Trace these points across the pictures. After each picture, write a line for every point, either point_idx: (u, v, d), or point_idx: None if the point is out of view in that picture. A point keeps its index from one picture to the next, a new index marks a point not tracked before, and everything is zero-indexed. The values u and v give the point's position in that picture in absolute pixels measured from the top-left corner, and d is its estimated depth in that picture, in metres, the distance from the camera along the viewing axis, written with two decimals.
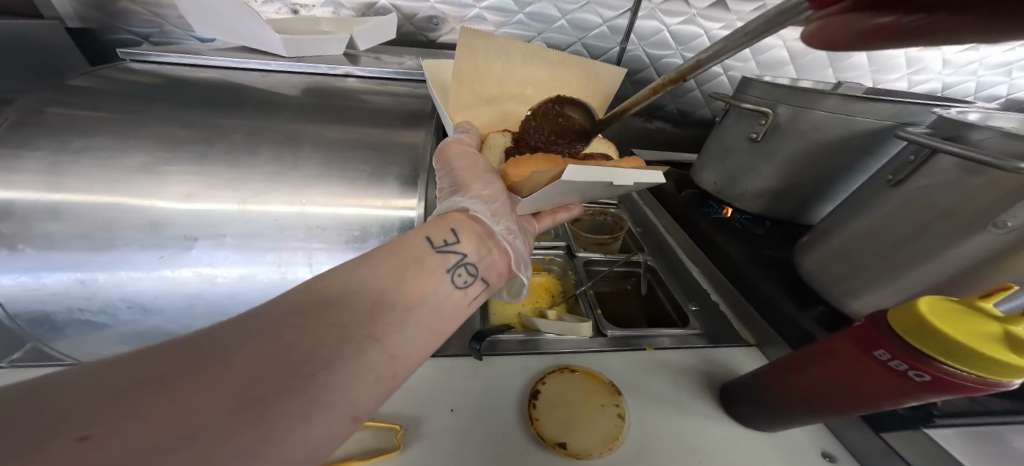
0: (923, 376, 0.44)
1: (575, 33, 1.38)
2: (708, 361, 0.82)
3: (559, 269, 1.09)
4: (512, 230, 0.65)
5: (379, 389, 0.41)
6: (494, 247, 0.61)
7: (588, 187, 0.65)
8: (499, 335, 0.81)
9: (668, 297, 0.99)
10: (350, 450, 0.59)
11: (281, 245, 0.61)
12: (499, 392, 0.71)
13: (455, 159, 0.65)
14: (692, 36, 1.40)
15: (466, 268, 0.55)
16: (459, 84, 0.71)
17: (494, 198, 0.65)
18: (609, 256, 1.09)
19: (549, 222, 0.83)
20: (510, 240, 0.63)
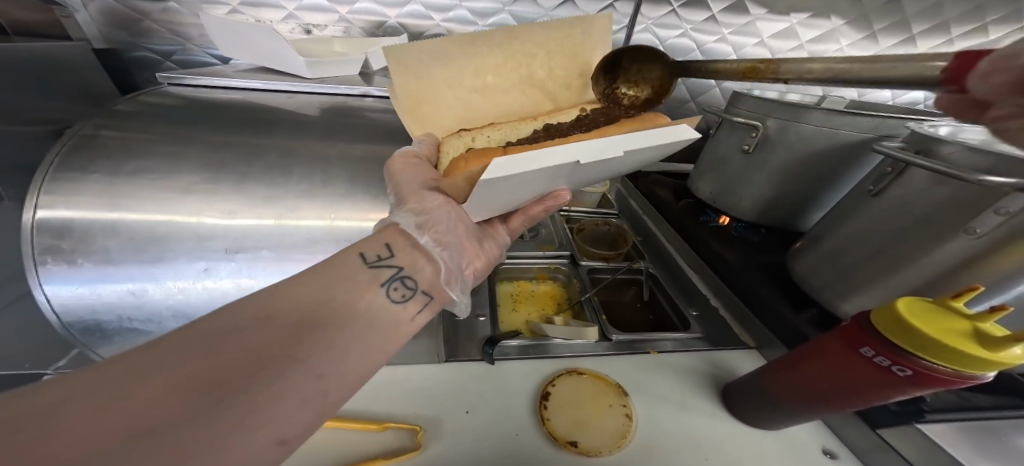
0: (904, 370, 0.49)
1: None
2: (710, 362, 0.86)
3: (564, 277, 1.14)
4: (460, 245, 0.65)
5: (304, 410, 0.41)
6: (437, 261, 0.60)
7: (551, 175, 0.53)
8: (509, 340, 0.85)
9: (669, 302, 1.04)
10: (374, 450, 0.62)
11: (312, 257, 0.66)
12: (513, 395, 0.74)
13: (400, 175, 0.68)
14: (686, 50, 1.47)
15: (403, 283, 0.54)
16: (405, 98, 0.74)
17: (443, 210, 0.64)
18: (611, 263, 1.14)
19: (519, 222, 0.77)
20: (456, 255, 0.63)
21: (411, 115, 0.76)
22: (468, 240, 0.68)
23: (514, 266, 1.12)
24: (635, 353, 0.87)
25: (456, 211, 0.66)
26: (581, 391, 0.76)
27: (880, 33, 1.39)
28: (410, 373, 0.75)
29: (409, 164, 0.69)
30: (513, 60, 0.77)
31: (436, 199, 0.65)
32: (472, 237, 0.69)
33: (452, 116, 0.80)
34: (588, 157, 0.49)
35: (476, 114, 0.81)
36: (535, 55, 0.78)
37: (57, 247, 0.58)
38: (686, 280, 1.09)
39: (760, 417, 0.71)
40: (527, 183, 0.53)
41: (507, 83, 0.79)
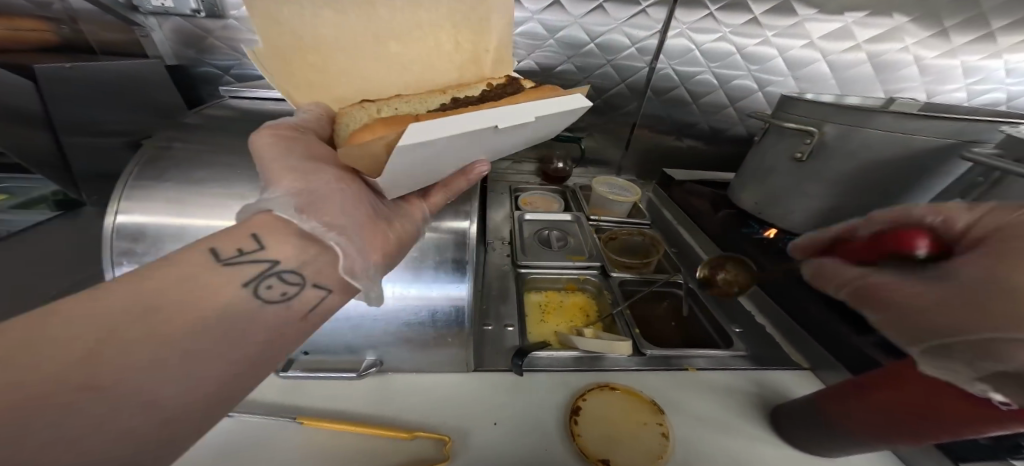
0: (1010, 405, 0.41)
1: (607, 55, 1.42)
2: (756, 382, 0.80)
3: (592, 288, 1.12)
4: (366, 228, 0.58)
5: (134, 453, 0.34)
6: (356, 243, 0.55)
7: (482, 141, 0.56)
8: (538, 351, 0.82)
9: (709, 319, 0.98)
10: (402, 458, 0.61)
11: None
12: (545, 407, 0.73)
13: (264, 152, 0.61)
14: (726, 54, 1.41)
15: (280, 279, 0.48)
16: (277, 58, 0.60)
17: (336, 187, 0.58)
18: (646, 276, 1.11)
19: (438, 200, 0.73)
20: (368, 240, 0.58)
21: (297, 78, 0.64)
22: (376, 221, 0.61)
23: (543, 276, 1.11)
24: (670, 370, 0.82)
25: (346, 187, 0.59)
26: (613, 407, 0.72)
27: (951, 29, 1.28)
28: (439, 381, 0.75)
29: (266, 138, 0.62)
30: (402, 39, 0.67)
31: (325, 177, 0.58)
32: (381, 216, 0.62)
33: (320, 85, 0.67)
34: (504, 122, 0.51)
35: (367, 90, 0.70)
36: (410, 44, 0.69)
37: (131, 250, 0.63)
38: (726, 296, 1.03)
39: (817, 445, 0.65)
40: (425, 159, 0.53)
41: (413, 51, 0.70)
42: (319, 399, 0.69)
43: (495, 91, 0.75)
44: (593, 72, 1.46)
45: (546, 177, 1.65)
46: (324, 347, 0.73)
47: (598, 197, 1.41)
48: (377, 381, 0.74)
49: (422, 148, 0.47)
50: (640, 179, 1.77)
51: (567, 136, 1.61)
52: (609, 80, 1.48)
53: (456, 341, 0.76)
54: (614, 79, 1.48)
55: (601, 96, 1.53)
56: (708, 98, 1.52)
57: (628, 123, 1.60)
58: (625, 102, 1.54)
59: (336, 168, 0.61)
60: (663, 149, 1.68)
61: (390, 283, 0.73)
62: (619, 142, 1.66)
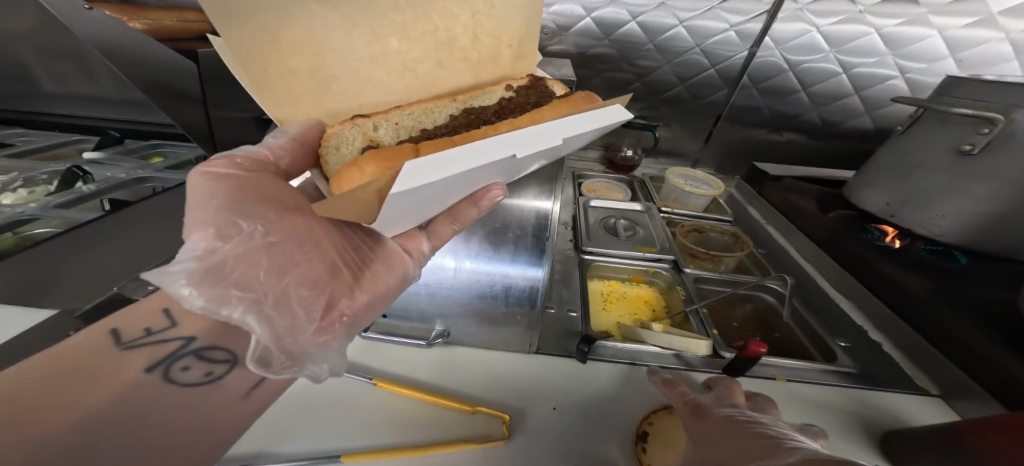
0: None
1: (695, 40, 1.29)
2: (863, 403, 0.70)
3: (663, 283, 1.07)
4: (308, 289, 0.49)
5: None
6: (290, 312, 0.46)
7: (500, 169, 0.40)
8: (603, 340, 0.81)
9: (807, 330, 0.90)
10: (464, 429, 0.61)
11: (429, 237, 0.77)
12: (607, 400, 0.70)
13: (194, 200, 0.48)
14: (850, 36, 1.21)
15: (197, 357, 0.52)
16: (253, 65, 0.44)
17: (265, 249, 0.47)
18: (726, 276, 1.04)
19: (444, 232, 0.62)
20: (310, 302, 0.48)
21: (277, 86, 0.47)
22: (324, 276, 0.51)
23: (609, 265, 1.08)
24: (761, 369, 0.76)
25: (283, 243, 0.49)
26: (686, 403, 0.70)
27: None
28: (503, 359, 0.77)
29: (197, 187, 0.49)
30: (406, 32, 0.52)
31: (252, 238, 0.46)
32: (333, 267, 0.52)
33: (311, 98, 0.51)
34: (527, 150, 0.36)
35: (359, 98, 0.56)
36: (422, 40, 0.54)
37: None
38: (827, 305, 0.95)
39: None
40: (430, 203, 0.38)
41: (421, 48, 0.55)
42: (394, 360, 0.72)
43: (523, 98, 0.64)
44: (676, 58, 1.34)
45: (613, 167, 1.58)
46: (400, 313, 0.77)
47: (670, 188, 1.34)
48: (444, 351, 0.76)
49: (419, 194, 0.31)
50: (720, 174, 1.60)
51: (642, 123, 1.46)
52: (695, 67, 1.35)
53: (524, 320, 0.77)
54: (701, 65, 1.34)
55: (684, 83, 1.39)
56: (819, 87, 1.32)
57: (713, 115, 1.45)
58: (712, 91, 1.39)
59: (279, 216, 0.50)
60: (756, 144, 1.50)
61: (466, 257, 0.78)
62: (700, 132, 1.50)
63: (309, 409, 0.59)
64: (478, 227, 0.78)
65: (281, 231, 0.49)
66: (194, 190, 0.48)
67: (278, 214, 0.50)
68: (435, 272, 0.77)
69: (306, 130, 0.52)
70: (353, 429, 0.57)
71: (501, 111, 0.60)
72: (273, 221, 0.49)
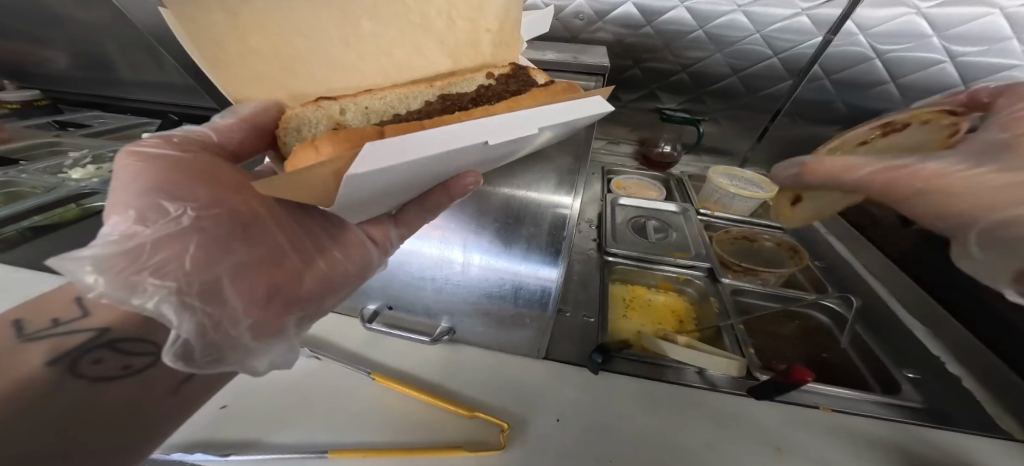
0: None
1: (754, 27, 1.16)
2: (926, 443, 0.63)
3: (695, 292, 0.99)
4: (248, 277, 0.44)
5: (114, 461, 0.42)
6: (221, 303, 0.41)
7: (463, 161, 0.40)
8: (622, 352, 0.74)
9: (867, 360, 0.81)
10: (456, 434, 0.58)
11: (438, 226, 0.71)
12: (617, 416, 0.64)
13: (116, 178, 0.42)
14: (955, 20, 1.02)
15: (113, 349, 0.47)
16: (206, 40, 0.41)
17: (196, 233, 0.41)
18: (769, 289, 0.95)
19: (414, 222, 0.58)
20: (247, 293, 0.44)
21: (236, 63, 0.45)
22: (267, 263, 0.46)
23: (635, 269, 1.01)
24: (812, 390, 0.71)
25: (218, 228, 0.43)
26: (705, 427, 0.64)
27: None
28: (509, 362, 0.73)
29: (122, 165, 0.43)
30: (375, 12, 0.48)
31: (177, 223, 0.40)
32: (280, 255, 0.48)
33: (275, 79, 0.48)
34: (496, 139, 0.36)
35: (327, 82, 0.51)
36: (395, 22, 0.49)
37: None
38: (891, 333, 0.86)
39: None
40: (387, 187, 0.38)
41: (396, 33, 0.51)
42: (396, 354, 0.72)
43: (504, 85, 0.57)
44: (730, 47, 1.22)
45: (648, 163, 1.49)
46: (405, 306, 0.75)
47: (710, 187, 1.24)
48: (448, 349, 0.74)
49: (377, 176, 0.32)
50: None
51: (683, 117, 1.39)
52: (752, 57, 1.23)
53: (535, 323, 0.72)
54: (760, 56, 1.21)
55: (737, 74, 1.28)
56: (917, 76, 1.13)
57: (770, 110, 1.34)
58: (769, 84, 1.28)
59: (216, 199, 0.44)
60: (826, 142, 1.36)
61: (476, 251, 0.71)
62: (751, 132, 1.43)
63: (303, 401, 0.59)
64: (491, 221, 0.70)
65: (218, 215, 0.43)
66: (116, 170, 0.42)
67: (214, 194, 0.44)
68: (445, 267, 0.72)
69: (262, 110, 0.50)
70: (343, 424, 0.56)
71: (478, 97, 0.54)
72: (212, 201, 0.43)
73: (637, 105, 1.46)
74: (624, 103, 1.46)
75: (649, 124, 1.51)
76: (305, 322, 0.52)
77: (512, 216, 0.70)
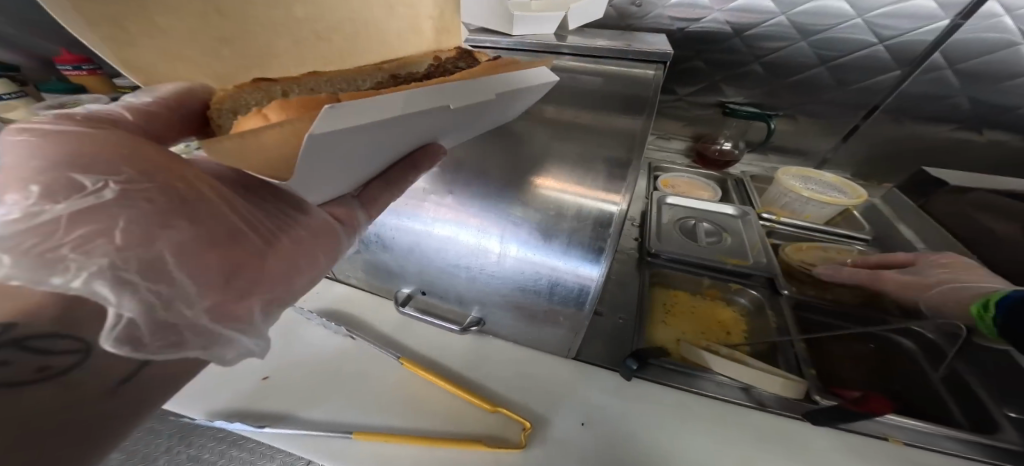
0: None
1: (854, 12, 1.06)
2: None
3: (749, 304, 0.90)
4: (198, 253, 0.36)
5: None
6: (172, 280, 0.33)
7: (429, 125, 0.44)
8: (663, 359, 0.69)
9: (959, 392, 0.72)
10: (478, 427, 0.57)
11: (479, 219, 0.71)
12: (648, 426, 0.60)
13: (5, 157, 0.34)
14: None
15: (20, 348, 0.32)
16: (111, 18, 0.39)
17: (126, 208, 0.33)
18: (842, 307, 0.87)
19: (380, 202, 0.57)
20: (204, 272, 0.36)
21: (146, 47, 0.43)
22: (220, 241, 0.39)
23: (680, 273, 0.93)
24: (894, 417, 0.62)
25: (155, 201, 0.35)
26: (747, 446, 0.59)
27: None
28: (534, 360, 0.71)
29: (14, 142, 0.35)
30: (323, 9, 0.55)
31: (97, 195, 0.32)
32: (235, 231, 0.41)
33: (210, 64, 0.49)
34: (454, 104, 0.41)
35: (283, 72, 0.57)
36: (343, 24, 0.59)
37: None
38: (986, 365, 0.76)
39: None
40: (352, 156, 0.39)
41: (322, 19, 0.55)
42: (426, 341, 0.73)
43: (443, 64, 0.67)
44: (818, 35, 1.12)
45: (703, 160, 1.41)
46: (438, 292, 0.76)
47: (778, 188, 1.18)
48: (476, 340, 0.74)
49: (339, 141, 0.32)
50: (860, 180, 1.42)
51: (751, 112, 1.29)
52: (846, 44, 1.12)
53: (567, 321, 0.70)
54: (862, 43, 1.11)
55: (824, 65, 1.18)
56: None
57: (866, 105, 1.23)
58: (864, 75, 1.16)
59: (145, 172, 0.37)
60: (937, 142, 1.25)
61: (513, 242, 0.70)
62: (836, 130, 1.32)
63: (334, 380, 0.62)
64: (533, 212, 0.69)
65: (149, 187, 0.35)
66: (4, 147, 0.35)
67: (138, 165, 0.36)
68: (480, 256, 0.72)
69: (187, 90, 0.48)
70: (369, 406, 0.58)
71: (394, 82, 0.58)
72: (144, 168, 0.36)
73: (694, 99, 1.38)
74: (680, 96, 1.38)
75: (707, 119, 1.41)
76: (275, 308, 0.43)
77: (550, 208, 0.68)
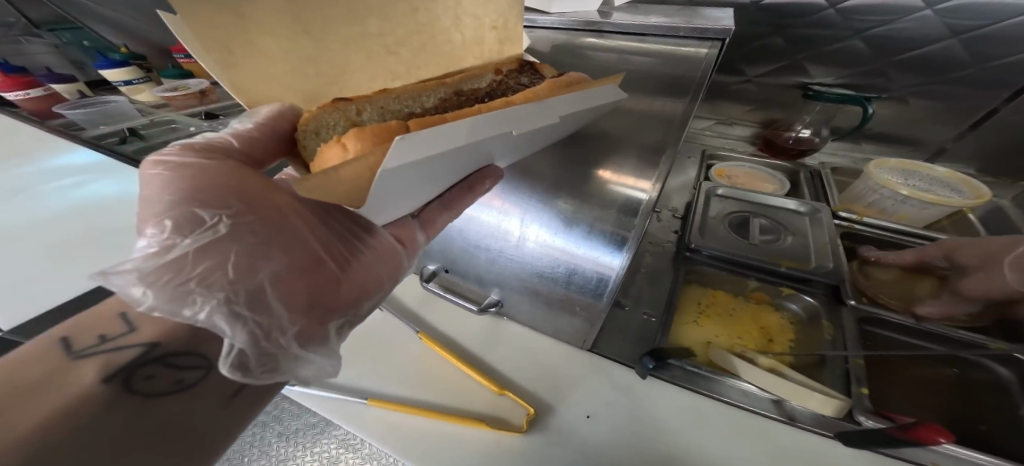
0: None
1: None
2: None
3: (802, 312, 0.81)
4: (287, 282, 0.44)
5: None
6: (267, 311, 0.40)
7: (490, 148, 0.45)
8: (678, 359, 0.64)
9: None
10: (485, 408, 0.58)
11: (503, 199, 0.72)
12: (660, 428, 0.57)
13: (146, 188, 0.43)
14: None
15: (163, 363, 0.43)
16: (216, 48, 0.45)
17: (234, 242, 0.41)
18: (920, 323, 0.73)
19: (439, 227, 0.63)
20: (291, 299, 0.43)
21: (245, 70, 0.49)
22: (303, 268, 0.46)
23: (718, 270, 0.86)
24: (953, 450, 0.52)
25: (254, 235, 0.43)
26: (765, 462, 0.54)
27: None
28: (556, 347, 0.68)
29: (151, 175, 0.44)
30: (392, 22, 0.56)
31: (214, 230, 0.40)
32: (315, 260, 0.48)
33: (293, 83, 0.54)
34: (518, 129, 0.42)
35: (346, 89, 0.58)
36: (408, 38, 0.59)
37: None
38: None
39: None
40: (418, 183, 0.41)
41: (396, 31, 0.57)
42: (445, 317, 0.74)
43: (507, 81, 0.66)
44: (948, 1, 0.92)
45: (772, 149, 1.25)
46: (460, 271, 0.78)
47: (866, 183, 1.02)
48: (493, 323, 0.72)
49: (407, 170, 0.34)
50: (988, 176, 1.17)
51: (839, 94, 1.08)
52: (991, 11, 0.90)
53: (586, 312, 0.68)
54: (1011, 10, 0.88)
55: (958, 37, 0.96)
56: None
57: (1012, 85, 0.99)
58: (1012, 49, 0.94)
59: (247, 205, 0.45)
60: None
61: (535, 225, 0.70)
62: (962, 116, 1.09)
63: (362, 348, 0.67)
64: (560, 202, 0.69)
65: (252, 220, 0.44)
66: (146, 179, 0.44)
67: (244, 203, 0.45)
68: (500, 238, 0.73)
69: (278, 113, 0.52)
70: (386, 376, 0.63)
71: (457, 103, 0.60)
72: (243, 204, 0.44)
73: (766, 80, 1.21)
74: (749, 77, 1.23)
75: (782, 102, 1.24)
76: None
77: (584, 192, 0.68)
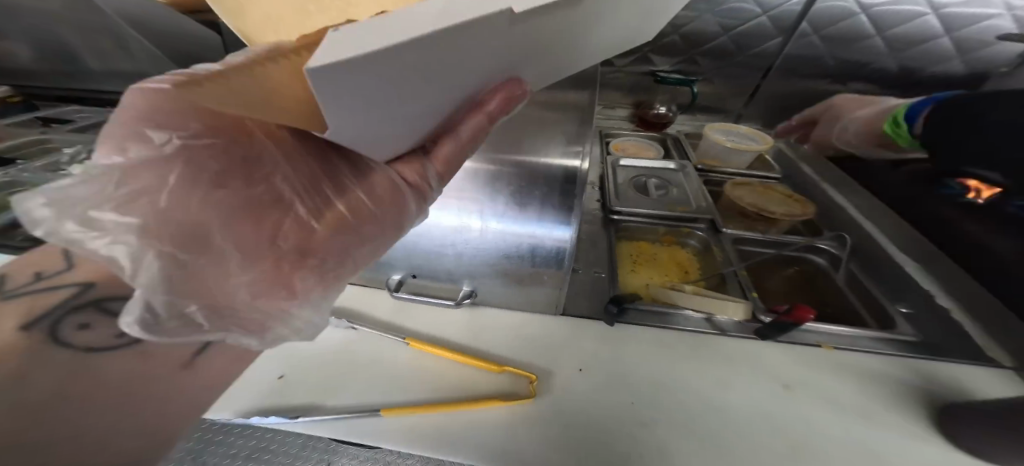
0: None
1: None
2: (918, 372, 0.70)
3: (698, 244, 1.03)
4: (231, 235, 0.30)
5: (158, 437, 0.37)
6: (207, 256, 0.29)
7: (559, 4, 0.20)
8: (635, 303, 0.77)
9: (859, 294, 0.90)
10: (492, 387, 0.61)
11: (454, 196, 0.71)
12: (636, 363, 0.67)
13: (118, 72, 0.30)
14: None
15: (100, 309, 0.37)
16: None
17: (183, 165, 0.26)
18: (771, 237, 1.01)
19: (453, 162, 0.39)
20: (251, 255, 0.31)
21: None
22: (257, 215, 0.31)
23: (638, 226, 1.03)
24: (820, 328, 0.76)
25: (214, 159, 0.28)
26: (716, 364, 0.69)
27: None
28: (526, 321, 0.75)
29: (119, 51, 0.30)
30: None
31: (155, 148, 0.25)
32: (283, 206, 0.32)
33: None
34: None
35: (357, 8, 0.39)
36: None
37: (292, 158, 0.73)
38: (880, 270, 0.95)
39: (1010, 455, 0.54)
40: (439, 77, 0.22)
41: None
42: (422, 320, 0.74)
43: None
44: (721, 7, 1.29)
45: (644, 124, 1.51)
46: (427, 274, 0.76)
47: (705, 141, 1.34)
48: (471, 312, 0.76)
49: (371, 79, 0.16)
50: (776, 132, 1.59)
51: (677, 78, 1.44)
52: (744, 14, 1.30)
53: (550, 280, 0.74)
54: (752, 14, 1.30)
55: (727, 34, 1.35)
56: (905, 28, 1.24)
57: (762, 67, 1.40)
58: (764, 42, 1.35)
59: (215, 123, 0.27)
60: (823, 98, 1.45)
61: (493, 217, 0.71)
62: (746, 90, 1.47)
63: (341, 369, 0.62)
64: (503, 186, 0.70)
65: (218, 144, 0.28)
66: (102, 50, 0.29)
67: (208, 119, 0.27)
68: (463, 233, 0.72)
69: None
70: (385, 386, 0.59)
71: None
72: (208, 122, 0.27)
73: (628, 67, 1.51)
74: (617, 67, 1.47)
75: (642, 87, 1.52)
76: None
77: (525, 174, 0.69)
